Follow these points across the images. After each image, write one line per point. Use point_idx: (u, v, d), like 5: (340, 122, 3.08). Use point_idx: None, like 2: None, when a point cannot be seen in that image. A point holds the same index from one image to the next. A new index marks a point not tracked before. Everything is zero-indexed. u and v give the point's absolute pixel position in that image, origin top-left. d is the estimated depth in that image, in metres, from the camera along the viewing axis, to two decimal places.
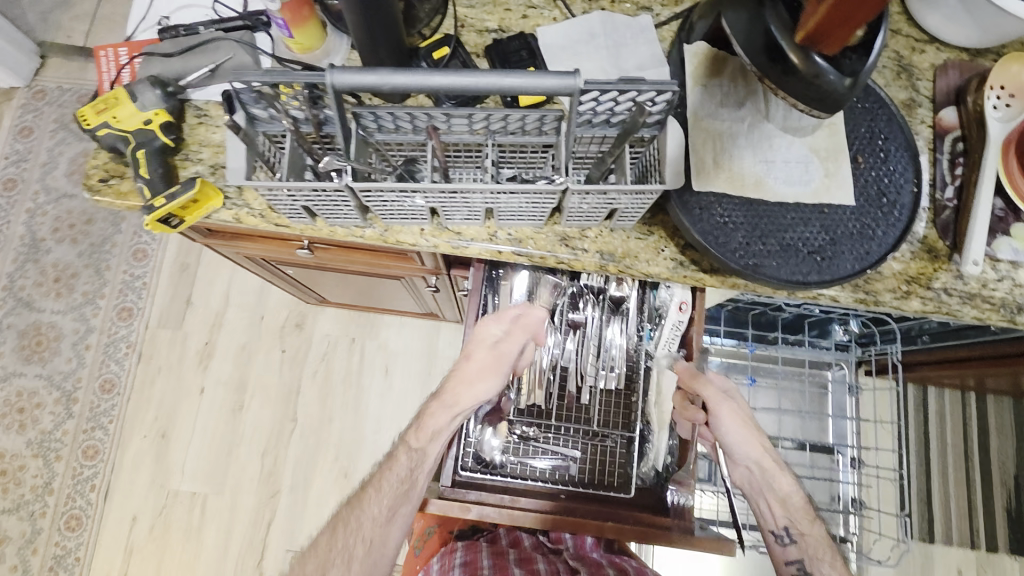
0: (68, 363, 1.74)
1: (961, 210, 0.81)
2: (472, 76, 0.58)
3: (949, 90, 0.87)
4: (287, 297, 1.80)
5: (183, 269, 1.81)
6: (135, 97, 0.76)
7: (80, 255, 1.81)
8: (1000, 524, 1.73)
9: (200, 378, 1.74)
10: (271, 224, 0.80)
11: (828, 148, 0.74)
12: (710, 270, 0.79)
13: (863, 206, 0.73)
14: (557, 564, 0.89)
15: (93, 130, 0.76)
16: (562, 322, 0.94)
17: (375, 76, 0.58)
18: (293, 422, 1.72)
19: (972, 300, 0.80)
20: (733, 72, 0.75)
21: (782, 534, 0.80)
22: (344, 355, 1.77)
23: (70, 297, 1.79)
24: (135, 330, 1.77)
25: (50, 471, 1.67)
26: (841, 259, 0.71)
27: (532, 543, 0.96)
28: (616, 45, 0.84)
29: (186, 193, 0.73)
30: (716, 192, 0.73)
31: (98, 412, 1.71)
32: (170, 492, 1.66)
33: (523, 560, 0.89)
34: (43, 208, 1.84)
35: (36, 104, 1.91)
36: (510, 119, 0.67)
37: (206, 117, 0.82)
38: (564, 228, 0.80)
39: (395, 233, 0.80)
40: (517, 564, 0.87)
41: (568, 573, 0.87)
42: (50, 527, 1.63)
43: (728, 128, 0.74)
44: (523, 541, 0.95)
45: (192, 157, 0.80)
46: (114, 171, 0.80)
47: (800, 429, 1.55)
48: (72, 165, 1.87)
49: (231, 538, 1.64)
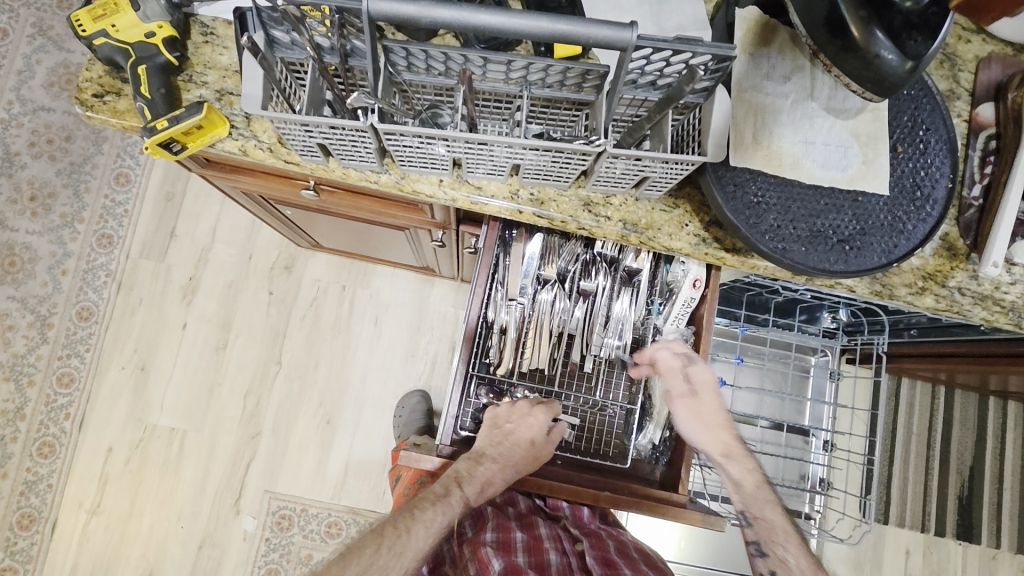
0: (44, 287, 1.67)
1: (987, 209, 0.80)
2: (521, 18, 0.54)
3: (990, 85, 0.85)
4: (278, 238, 1.75)
5: (169, 199, 1.73)
6: (137, 5, 0.69)
7: (59, 173, 1.72)
8: (949, 509, 1.83)
9: (183, 313, 1.69)
10: (281, 160, 0.75)
11: (869, 133, 0.72)
12: (732, 249, 0.77)
13: (896, 197, 0.72)
14: (558, 530, 0.88)
15: (89, 38, 0.69)
16: (572, 288, 0.92)
17: (416, 7, 0.53)
18: (278, 365, 1.69)
19: (983, 301, 0.80)
20: (782, 43, 0.72)
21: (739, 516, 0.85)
22: (333, 301, 1.74)
23: (47, 218, 1.70)
24: (115, 259, 1.70)
25: (23, 396, 1.62)
26: (868, 251, 0.70)
27: (527, 506, 0.93)
28: (660, 2, 0.80)
29: (192, 117, 0.68)
30: (752, 170, 0.70)
31: (74, 339, 1.66)
32: (148, 426, 1.64)
33: (524, 523, 0.87)
34: (17, 119, 1.72)
35: (12, 4, 1.76)
36: (551, 70, 0.63)
37: (212, 36, 0.76)
38: (588, 193, 0.77)
39: (412, 181, 0.76)
40: (519, 527, 0.86)
41: (570, 542, 0.86)
42: (21, 453, 1.60)
43: (771, 103, 0.71)
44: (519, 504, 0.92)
45: (195, 79, 0.74)
46: (109, 86, 0.73)
47: (778, 410, 1.59)
48: (51, 75, 1.75)
49: (209, 476, 1.63)
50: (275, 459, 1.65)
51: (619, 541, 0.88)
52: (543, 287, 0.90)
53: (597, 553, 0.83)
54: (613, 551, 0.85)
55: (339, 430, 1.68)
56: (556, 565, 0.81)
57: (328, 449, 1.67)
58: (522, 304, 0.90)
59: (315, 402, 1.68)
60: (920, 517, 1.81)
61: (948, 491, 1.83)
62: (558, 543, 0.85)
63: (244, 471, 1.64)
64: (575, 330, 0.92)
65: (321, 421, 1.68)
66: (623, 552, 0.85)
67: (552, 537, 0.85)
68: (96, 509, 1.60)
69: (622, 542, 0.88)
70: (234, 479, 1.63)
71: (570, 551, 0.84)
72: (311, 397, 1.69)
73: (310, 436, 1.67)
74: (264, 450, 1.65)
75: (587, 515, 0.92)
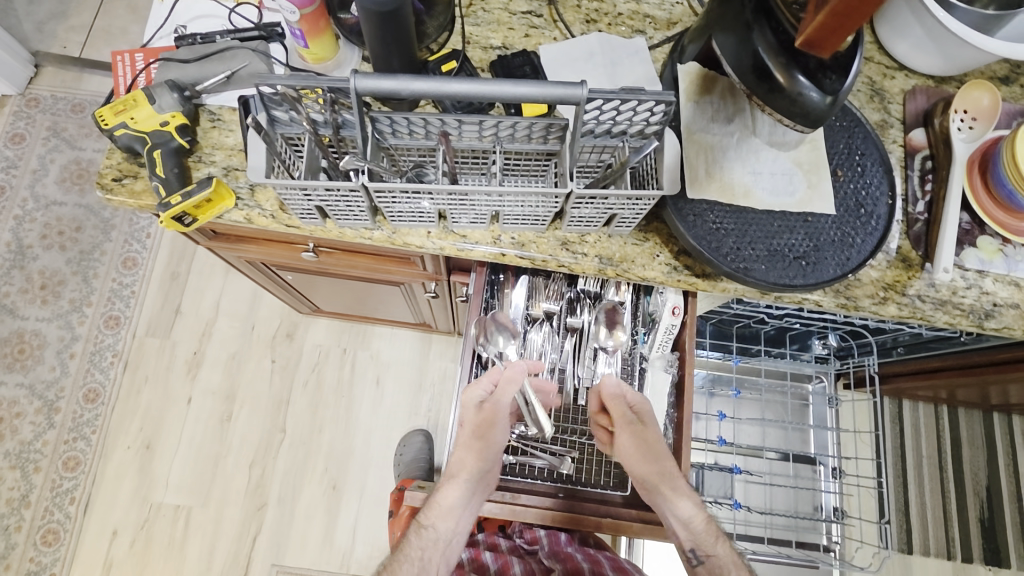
0: (52, 372, 1.71)
1: (932, 222, 0.87)
2: (484, 85, 0.62)
3: (917, 113, 0.94)
4: (279, 307, 1.81)
5: (174, 278, 1.81)
6: (154, 99, 0.79)
7: (69, 261, 1.81)
8: (974, 534, 1.78)
9: (188, 388, 1.72)
10: (282, 224, 0.82)
11: (810, 162, 0.80)
12: (702, 274, 0.84)
13: (843, 215, 0.78)
14: (531, 564, 1.03)
15: (111, 130, 0.77)
16: (560, 325, 0.97)
17: (395, 82, 0.62)
18: (284, 433, 1.71)
19: (944, 306, 0.86)
20: (723, 90, 0.81)
21: (692, 556, 0.84)
22: (334, 365, 1.78)
23: (56, 304, 1.77)
24: (122, 340, 1.75)
25: (28, 483, 1.62)
26: (824, 265, 0.76)
27: (509, 546, 1.09)
28: (613, 64, 0.91)
29: (202, 192, 0.76)
30: (708, 201, 0.77)
31: (80, 422, 1.68)
32: (153, 505, 1.63)
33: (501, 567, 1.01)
34: (32, 214, 1.84)
35: (29, 111, 1.93)
36: (517, 126, 0.71)
37: (219, 122, 0.85)
38: (564, 233, 0.84)
39: (402, 235, 0.83)
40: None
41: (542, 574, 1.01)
42: (25, 542, 1.58)
43: (719, 141, 0.79)
44: (501, 544, 1.09)
45: (205, 159, 0.83)
46: (127, 171, 0.82)
47: (782, 440, 1.62)
48: (63, 172, 1.88)
49: (215, 552, 1.61)
50: (283, 531, 1.64)
51: (595, 561, 1.01)
52: (533, 326, 0.96)
53: (568, 572, 0.98)
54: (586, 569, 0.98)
55: (346, 494, 1.68)
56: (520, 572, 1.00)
57: (333, 514, 1.66)
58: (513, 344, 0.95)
59: (320, 468, 1.69)
60: (944, 544, 1.77)
61: (968, 514, 1.79)
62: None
63: (251, 545, 1.62)
64: (566, 365, 0.96)
65: (327, 487, 1.68)
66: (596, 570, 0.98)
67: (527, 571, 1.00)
68: None
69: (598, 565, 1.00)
70: (242, 553, 1.61)
71: None
72: (316, 463, 1.69)
73: (315, 505, 1.66)
74: (271, 521, 1.64)
75: (565, 540, 1.06)
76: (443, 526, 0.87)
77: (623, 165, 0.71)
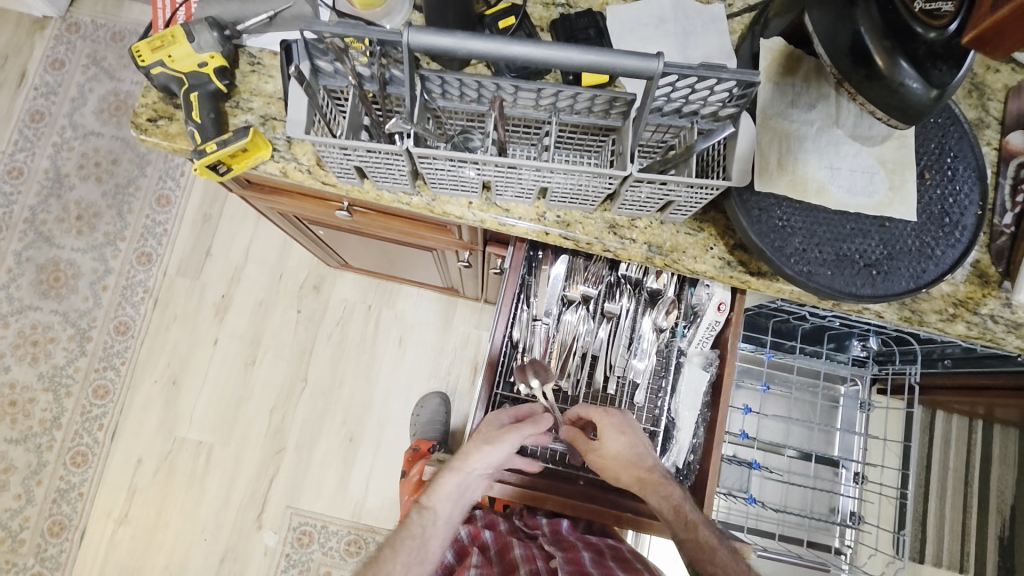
0: (85, 301, 1.74)
1: (1019, 237, 0.79)
2: (549, 50, 0.56)
3: (1019, 114, 0.84)
4: (308, 258, 1.80)
5: (205, 220, 1.81)
6: (192, 37, 0.74)
7: (105, 194, 1.81)
8: None
9: (215, 330, 1.74)
10: (318, 181, 0.78)
11: (895, 160, 0.72)
12: (757, 272, 0.78)
13: (924, 223, 0.71)
14: (532, 549, 0.98)
15: (148, 67, 0.74)
16: (597, 310, 0.92)
17: (453, 39, 0.56)
18: (304, 382, 1.73)
19: (1018, 329, 0.79)
20: (807, 72, 0.74)
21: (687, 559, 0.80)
22: (359, 321, 1.77)
23: (91, 236, 1.78)
24: (153, 276, 1.77)
25: (60, 407, 1.68)
26: (897, 275, 0.70)
27: (507, 527, 1.06)
28: (686, 33, 0.83)
29: (238, 141, 0.72)
30: (777, 195, 0.70)
31: (111, 352, 1.72)
32: (177, 439, 1.68)
33: (501, 551, 0.98)
34: (70, 143, 1.84)
35: (69, 37, 1.90)
36: (578, 98, 0.65)
37: (259, 66, 0.80)
38: (613, 215, 0.79)
39: (442, 204, 0.79)
40: (498, 559, 0.96)
41: (544, 559, 0.95)
42: (55, 461, 1.65)
43: (796, 130, 0.72)
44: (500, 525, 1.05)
45: (242, 106, 0.79)
46: (163, 111, 0.78)
47: (806, 440, 1.58)
48: (101, 103, 1.86)
49: (232, 491, 1.66)
50: (299, 475, 1.68)
51: (596, 551, 0.96)
52: (568, 308, 0.92)
53: (570, 560, 0.92)
54: (587, 558, 0.93)
55: (362, 447, 1.71)
56: (521, 558, 0.94)
57: (348, 466, 1.69)
58: (546, 324, 0.91)
59: (338, 419, 1.71)
60: None
61: None
62: (532, 561, 0.94)
63: (267, 486, 1.66)
64: (599, 351, 0.92)
65: (344, 439, 1.70)
66: (598, 562, 0.93)
67: (527, 556, 0.94)
68: (123, 519, 1.63)
69: (600, 556, 0.95)
70: (258, 494, 1.66)
71: (544, 567, 0.93)
72: (334, 415, 1.72)
73: (331, 454, 1.69)
74: (288, 465, 1.68)
75: (567, 528, 1.03)
76: (444, 506, 0.82)
77: (689, 150, 0.64)
